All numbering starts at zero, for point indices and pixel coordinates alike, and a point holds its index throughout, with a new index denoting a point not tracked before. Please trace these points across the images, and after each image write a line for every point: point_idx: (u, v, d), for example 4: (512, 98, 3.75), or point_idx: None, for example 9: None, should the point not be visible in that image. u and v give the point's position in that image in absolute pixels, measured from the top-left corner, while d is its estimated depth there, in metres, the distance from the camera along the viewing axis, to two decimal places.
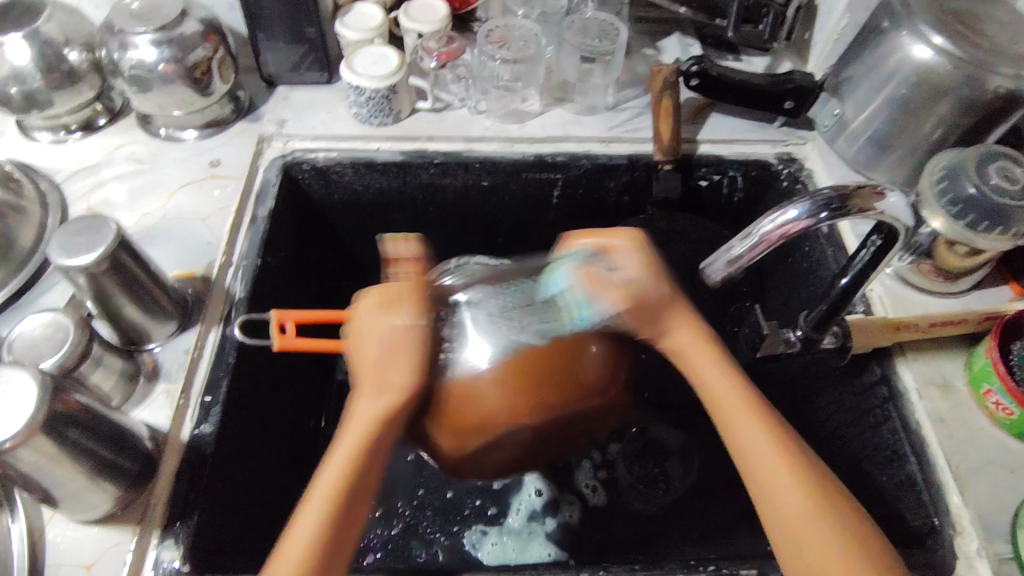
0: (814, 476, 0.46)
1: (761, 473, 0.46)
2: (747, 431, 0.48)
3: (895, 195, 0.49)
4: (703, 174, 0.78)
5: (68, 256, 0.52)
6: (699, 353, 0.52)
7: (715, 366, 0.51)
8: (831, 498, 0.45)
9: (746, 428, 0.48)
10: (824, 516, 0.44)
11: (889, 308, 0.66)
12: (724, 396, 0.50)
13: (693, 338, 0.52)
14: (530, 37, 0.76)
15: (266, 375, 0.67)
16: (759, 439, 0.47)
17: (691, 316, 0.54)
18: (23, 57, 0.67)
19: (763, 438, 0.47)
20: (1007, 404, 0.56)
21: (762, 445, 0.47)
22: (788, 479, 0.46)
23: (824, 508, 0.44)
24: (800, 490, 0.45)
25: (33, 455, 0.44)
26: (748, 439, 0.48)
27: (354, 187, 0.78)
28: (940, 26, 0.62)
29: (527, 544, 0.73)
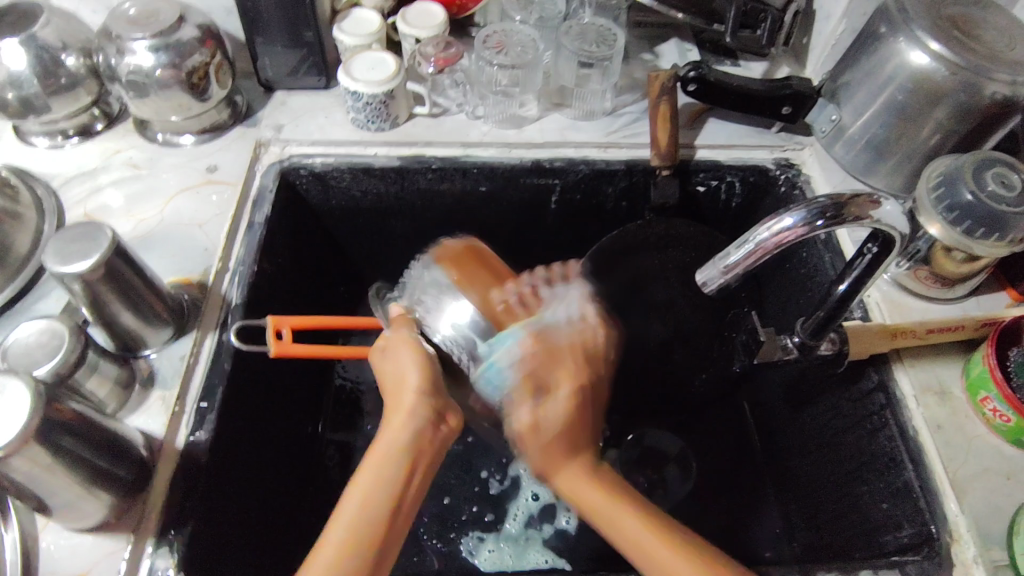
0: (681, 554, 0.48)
1: (635, 545, 0.48)
2: (595, 500, 0.50)
3: (891, 203, 0.49)
4: (701, 180, 0.78)
5: (64, 263, 0.52)
6: (555, 440, 0.51)
7: (582, 474, 0.51)
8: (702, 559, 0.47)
9: (615, 512, 0.50)
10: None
11: (886, 314, 0.65)
12: (585, 498, 0.51)
13: (534, 446, 0.51)
14: (529, 42, 0.76)
15: (262, 382, 0.67)
16: (642, 532, 0.48)
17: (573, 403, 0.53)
18: (20, 63, 0.67)
19: (635, 525, 0.49)
20: (1004, 412, 0.56)
21: (630, 527, 0.49)
22: (663, 547, 0.47)
23: (701, 570, 0.46)
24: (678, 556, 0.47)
25: (27, 464, 0.44)
26: (624, 527, 0.49)
27: (351, 192, 0.78)
28: (937, 32, 0.62)
29: (523, 551, 0.73)
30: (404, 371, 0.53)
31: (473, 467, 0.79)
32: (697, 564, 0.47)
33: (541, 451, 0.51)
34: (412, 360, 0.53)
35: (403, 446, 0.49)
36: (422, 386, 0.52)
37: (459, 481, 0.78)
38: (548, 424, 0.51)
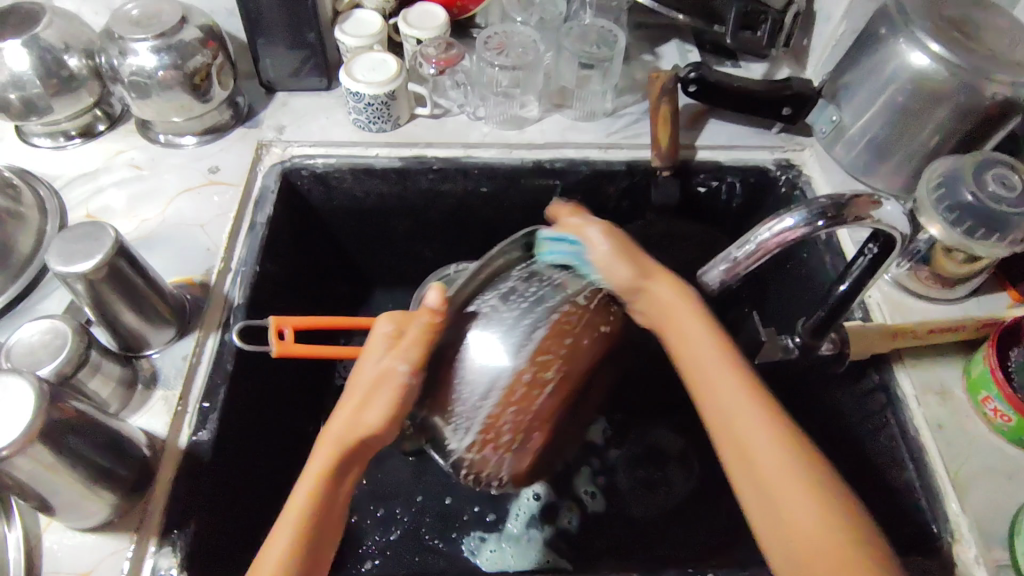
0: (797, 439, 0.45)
1: (739, 432, 0.45)
2: (723, 381, 0.48)
3: (891, 204, 0.49)
4: (702, 180, 0.78)
5: (66, 263, 0.52)
6: (681, 306, 0.52)
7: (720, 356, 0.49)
8: (812, 473, 0.43)
9: (724, 397, 0.47)
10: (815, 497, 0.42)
11: (887, 314, 0.66)
12: (704, 361, 0.49)
13: (687, 316, 0.51)
14: (530, 44, 0.76)
15: (264, 383, 0.67)
16: (759, 435, 0.45)
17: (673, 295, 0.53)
18: (22, 64, 0.67)
19: (762, 415, 0.46)
20: (1005, 411, 0.56)
21: (741, 407, 0.46)
22: (766, 441, 0.44)
23: (805, 478, 0.43)
24: (776, 445, 0.44)
25: (30, 463, 0.44)
26: (736, 406, 0.46)
27: (353, 193, 0.78)
28: (937, 33, 0.62)
29: (525, 552, 0.73)
30: (378, 390, 0.49)
31: None
32: (801, 466, 0.43)
33: (706, 339, 0.50)
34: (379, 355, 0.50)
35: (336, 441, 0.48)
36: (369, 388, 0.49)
37: (460, 481, 0.78)
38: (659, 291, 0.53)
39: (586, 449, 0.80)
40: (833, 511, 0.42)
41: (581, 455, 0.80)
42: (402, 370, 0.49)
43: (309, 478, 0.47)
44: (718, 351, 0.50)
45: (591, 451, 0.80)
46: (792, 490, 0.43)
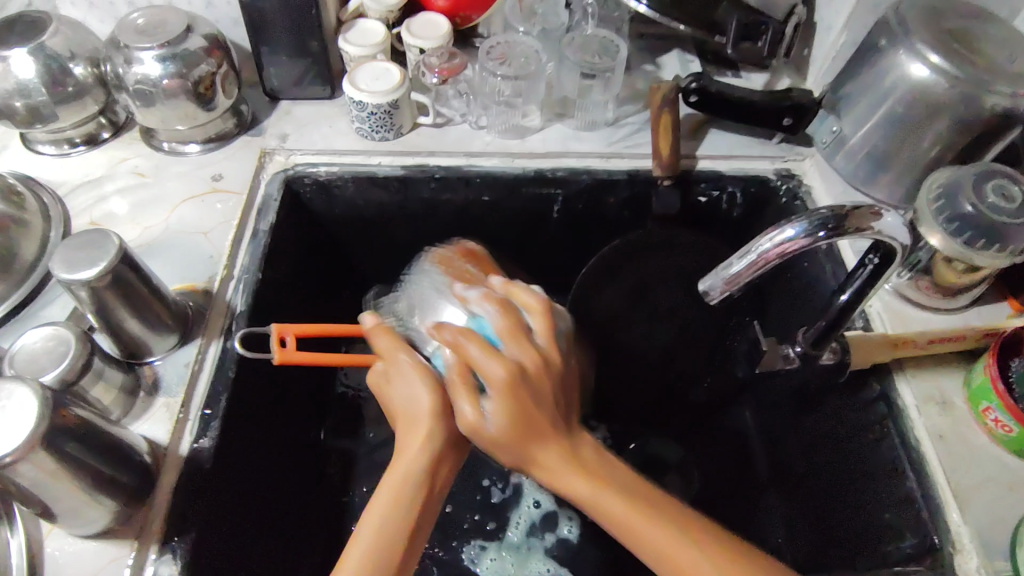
0: (723, 548, 0.46)
1: (638, 532, 0.47)
2: (613, 506, 0.48)
3: (891, 215, 0.49)
4: (703, 190, 0.78)
5: (71, 270, 0.52)
6: (563, 469, 0.50)
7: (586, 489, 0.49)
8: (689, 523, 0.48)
9: (609, 505, 0.48)
10: None
11: (887, 324, 0.66)
12: (568, 479, 0.50)
13: (547, 450, 0.50)
14: (532, 54, 0.77)
15: (265, 391, 0.67)
16: (650, 527, 0.47)
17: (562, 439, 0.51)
18: (28, 72, 0.67)
19: (656, 531, 0.47)
20: (1006, 422, 0.56)
21: (612, 506, 0.48)
22: (655, 528, 0.47)
23: (691, 544, 0.46)
24: (664, 528, 0.47)
25: (33, 469, 0.45)
26: (606, 506, 0.48)
27: (355, 201, 0.78)
28: (936, 45, 0.63)
29: (525, 561, 0.72)
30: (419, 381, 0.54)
31: (476, 475, 0.79)
32: (695, 539, 0.46)
33: (555, 460, 0.50)
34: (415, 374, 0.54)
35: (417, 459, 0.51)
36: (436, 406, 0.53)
37: (461, 489, 0.78)
38: (495, 429, 0.49)
39: None
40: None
41: None
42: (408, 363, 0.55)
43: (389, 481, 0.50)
44: (581, 476, 0.50)
45: None
46: (706, 574, 0.45)
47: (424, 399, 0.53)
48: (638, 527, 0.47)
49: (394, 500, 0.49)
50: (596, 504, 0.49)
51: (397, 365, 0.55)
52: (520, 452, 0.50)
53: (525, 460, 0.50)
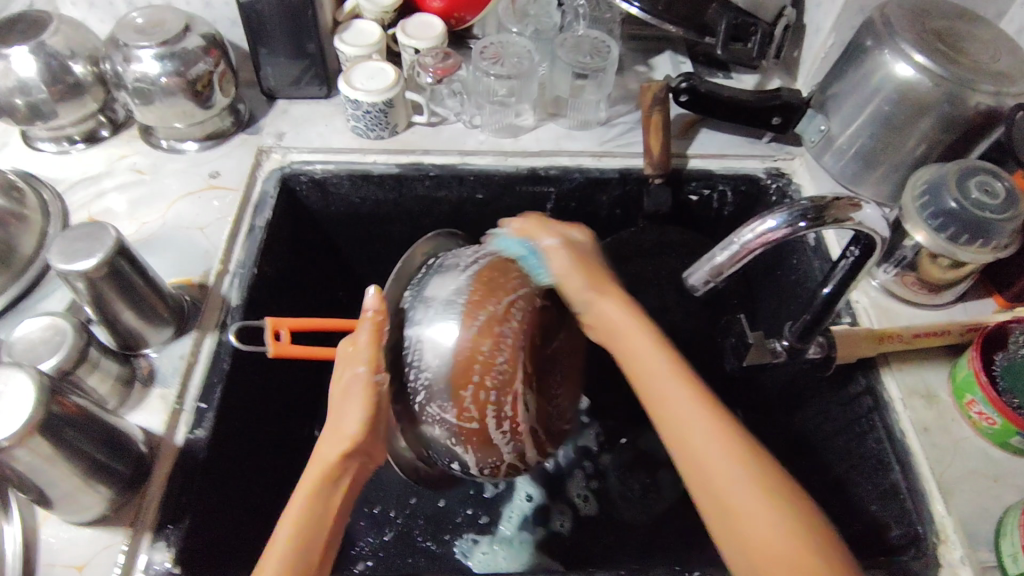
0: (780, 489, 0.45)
1: (698, 445, 0.47)
2: (682, 405, 0.49)
3: (872, 207, 0.50)
4: (693, 188, 0.80)
5: (68, 262, 0.53)
6: (630, 323, 0.55)
7: (668, 372, 0.51)
8: (752, 453, 0.46)
9: (697, 435, 0.47)
10: (795, 526, 0.43)
11: (874, 318, 0.67)
12: (661, 384, 0.51)
13: (660, 356, 0.53)
14: (525, 54, 0.78)
15: (260, 384, 0.68)
16: (711, 443, 0.47)
17: (624, 299, 0.57)
18: (29, 70, 0.68)
19: (707, 429, 0.47)
20: (989, 414, 0.57)
21: (683, 400, 0.49)
22: (710, 439, 0.47)
23: (757, 480, 0.45)
24: (738, 461, 0.45)
25: (29, 454, 0.45)
26: (686, 415, 0.49)
27: (350, 199, 0.79)
28: (920, 45, 0.64)
29: (517, 555, 0.73)
30: (355, 401, 0.52)
31: None
32: (755, 470, 0.45)
33: (670, 361, 0.52)
34: (360, 397, 0.52)
35: (329, 465, 0.51)
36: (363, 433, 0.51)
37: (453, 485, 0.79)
38: (605, 317, 0.56)
39: (578, 453, 0.81)
40: (785, 518, 0.43)
41: (573, 459, 0.80)
42: (362, 372, 0.52)
43: (300, 502, 0.50)
44: (683, 376, 0.51)
45: (583, 455, 0.81)
46: (753, 510, 0.44)
47: (352, 427, 0.51)
48: (697, 422, 0.48)
49: (303, 514, 0.49)
50: (655, 386, 0.51)
51: (347, 385, 0.52)
52: (585, 298, 0.57)
53: (636, 347, 0.54)
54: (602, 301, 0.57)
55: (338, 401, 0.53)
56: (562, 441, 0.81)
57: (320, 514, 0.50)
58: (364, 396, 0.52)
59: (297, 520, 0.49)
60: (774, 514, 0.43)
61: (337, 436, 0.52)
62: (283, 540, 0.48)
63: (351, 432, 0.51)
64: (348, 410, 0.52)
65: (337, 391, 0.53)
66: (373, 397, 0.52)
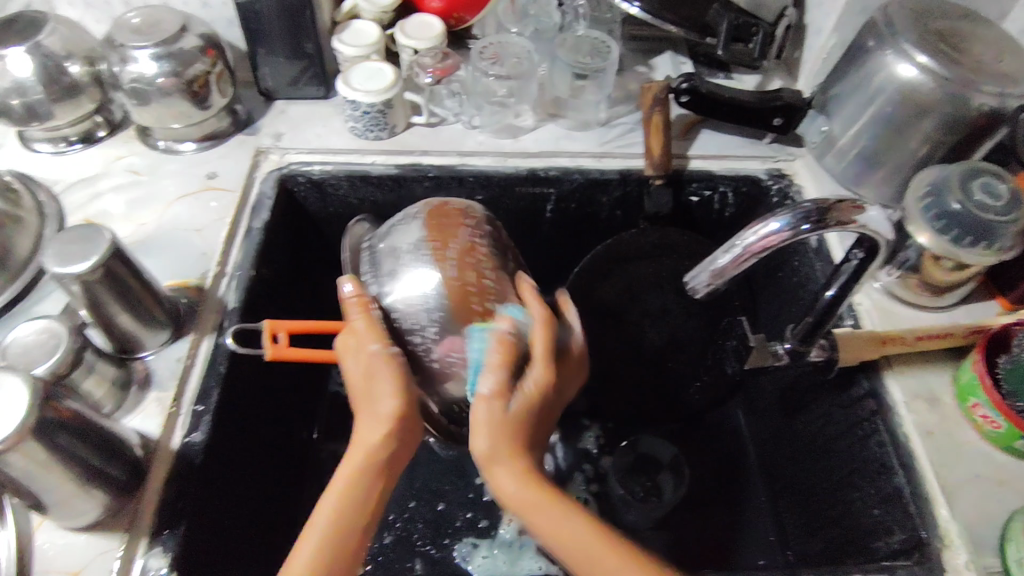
0: None
1: (581, 558, 0.47)
2: (554, 525, 0.48)
3: (876, 209, 0.49)
4: (695, 190, 0.79)
5: (63, 264, 0.53)
6: (529, 488, 0.49)
7: (572, 517, 0.48)
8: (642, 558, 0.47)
9: (575, 537, 0.48)
10: None
11: (876, 321, 0.66)
12: (530, 501, 0.49)
13: (509, 477, 0.50)
14: (525, 55, 0.78)
15: (258, 387, 0.67)
16: (606, 563, 0.47)
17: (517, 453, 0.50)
18: (25, 70, 0.68)
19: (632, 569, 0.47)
20: (994, 417, 0.56)
21: (573, 532, 0.48)
22: (606, 569, 0.47)
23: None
24: (623, 569, 0.47)
25: (22, 460, 0.45)
26: (561, 528, 0.48)
27: (349, 200, 0.79)
28: (923, 45, 0.63)
29: (517, 559, 0.73)
30: (385, 379, 0.52)
31: (468, 474, 0.79)
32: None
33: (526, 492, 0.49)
34: (385, 374, 0.52)
35: (370, 447, 0.51)
36: (396, 416, 0.51)
37: (453, 488, 0.78)
38: (502, 479, 0.50)
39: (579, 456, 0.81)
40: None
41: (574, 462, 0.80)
42: (378, 349, 0.53)
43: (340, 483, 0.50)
44: (539, 489, 0.49)
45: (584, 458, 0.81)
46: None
47: (386, 404, 0.51)
48: (614, 573, 0.47)
49: (340, 500, 0.49)
50: (548, 529, 0.48)
51: (373, 366, 0.53)
52: (492, 451, 0.50)
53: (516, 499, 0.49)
54: (498, 463, 0.50)
55: (366, 378, 0.53)
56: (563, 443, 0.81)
57: (364, 493, 0.50)
58: (392, 372, 0.52)
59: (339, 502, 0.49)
60: None
61: (371, 414, 0.52)
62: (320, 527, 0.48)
63: (383, 416, 0.51)
64: (378, 387, 0.52)
65: (365, 375, 0.53)
66: (400, 372, 0.52)
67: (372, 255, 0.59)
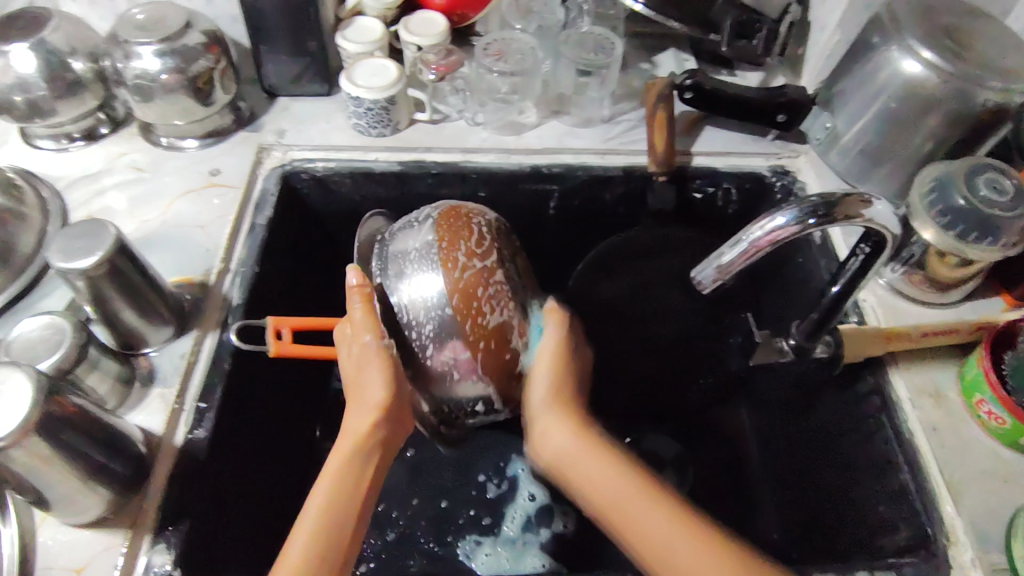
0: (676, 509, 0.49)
1: (637, 519, 0.49)
2: (635, 512, 0.49)
3: (882, 203, 0.49)
4: (698, 187, 0.79)
5: (67, 259, 0.53)
6: (566, 458, 0.54)
7: (566, 435, 0.55)
8: (717, 535, 0.47)
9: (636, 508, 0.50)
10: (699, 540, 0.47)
11: (881, 318, 0.66)
12: (578, 455, 0.54)
13: (563, 438, 0.55)
14: (529, 51, 0.78)
15: (261, 384, 0.67)
16: (653, 521, 0.49)
17: (571, 405, 0.57)
18: (28, 67, 0.68)
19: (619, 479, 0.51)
20: (999, 413, 0.56)
21: (621, 489, 0.51)
22: (659, 521, 0.48)
23: (692, 541, 0.47)
24: (677, 525, 0.48)
25: (26, 455, 0.45)
26: (606, 487, 0.51)
27: (352, 197, 0.79)
28: (928, 41, 0.63)
29: (521, 556, 0.72)
30: (371, 371, 0.55)
31: (472, 471, 0.79)
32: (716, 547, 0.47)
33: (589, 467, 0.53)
34: (376, 365, 0.55)
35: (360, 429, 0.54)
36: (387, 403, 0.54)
37: (457, 485, 0.78)
38: (553, 447, 0.55)
39: None
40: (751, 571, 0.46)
41: None
42: (371, 340, 0.55)
43: (332, 462, 0.53)
44: (593, 458, 0.53)
45: None
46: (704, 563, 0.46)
47: (374, 394, 0.54)
48: (598, 472, 0.52)
49: (340, 476, 0.52)
50: (575, 469, 0.54)
51: (359, 355, 0.56)
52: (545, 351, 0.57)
53: (563, 457, 0.55)
54: (549, 418, 0.56)
55: (355, 369, 0.56)
56: None
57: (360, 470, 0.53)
58: (382, 362, 0.55)
59: (331, 484, 0.51)
60: (682, 540, 0.47)
61: (360, 403, 0.55)
62: (320, 497, 0.51)
63: (372, 403, 0.54)
64: (368, 377, 0.55)
65: (353, 367, 0.56)
66: (390, 362, 0.55)
67: (383, 247, 0.59)
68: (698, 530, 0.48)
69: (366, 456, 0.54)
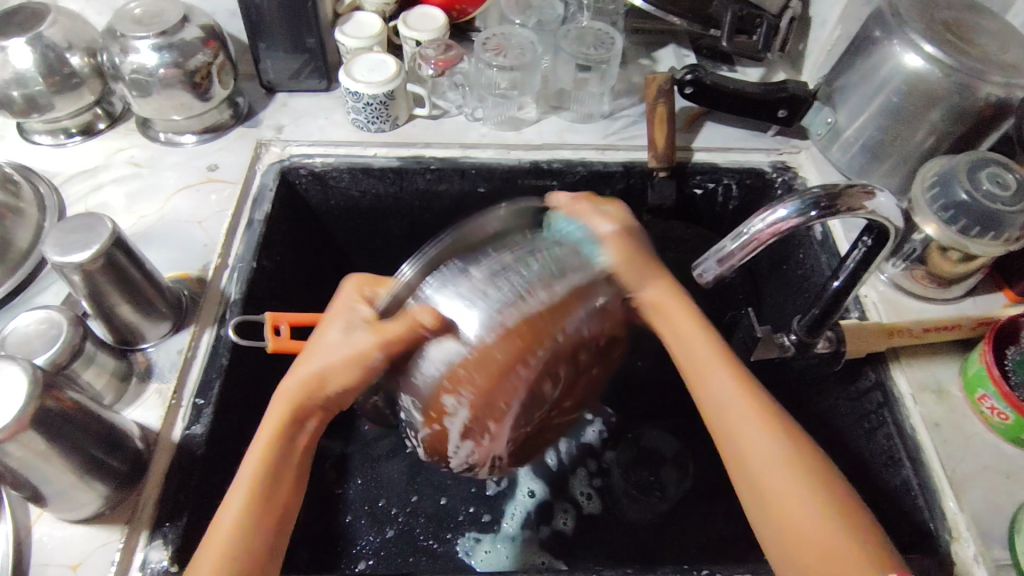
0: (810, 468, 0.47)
1: (764, 477, 0.47)
2: (760, 449, 0.48)
3: (885, 195, 0.49)
4: (699, 182, 0.78)
5: (63, 253, 0.52)
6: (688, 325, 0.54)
7: (728, 381, 0.51)
8: (844, 503, 0.46)
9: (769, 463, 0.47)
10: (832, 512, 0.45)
11: (882, 313, 0.66)
12: (714, 369, 0.52)
13: (758, 401, 0.50)
14: (528, 45, 0.77)
15: (259, 380, 0.67)
16: (801, 490, 0.46)
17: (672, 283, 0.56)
18: (25, 61, 0.67)
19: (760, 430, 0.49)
20: (1002, 409, 0.56)
21: (768, 450, 0.48)
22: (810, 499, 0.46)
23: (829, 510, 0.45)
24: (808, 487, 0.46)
25: (21, 450, 0.44)
26: (758, 440, 0.48)
27: (351, 193, 0.78)
28: (929, 35, 0.63)
29: (521, 553, 0.72)
30: (336, 331, 0.51)
31: None
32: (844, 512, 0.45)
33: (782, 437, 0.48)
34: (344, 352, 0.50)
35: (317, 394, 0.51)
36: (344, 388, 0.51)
37: (456, 482, 0.78)
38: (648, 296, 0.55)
39: (582, 451, 0.80)
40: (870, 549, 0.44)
41: (577, 457, 0.80)
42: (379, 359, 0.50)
43: (266, 436, 0.49)
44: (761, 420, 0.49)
45: (587, 453, 0.80)
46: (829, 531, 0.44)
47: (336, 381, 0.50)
48: (750, 424, 0.49)
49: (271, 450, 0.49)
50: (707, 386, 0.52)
51: (329, 322, 0.52)
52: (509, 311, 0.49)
53: (723, 403, 0.51)
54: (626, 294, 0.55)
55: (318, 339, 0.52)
56: (566, 437, 0.81)
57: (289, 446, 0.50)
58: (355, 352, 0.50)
59: (264, 464, 0.48)
60: (815, 505, 0.45)
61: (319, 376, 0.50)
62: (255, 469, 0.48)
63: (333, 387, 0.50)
64: (337, 367, 0.50)
65: (319, 336, 0.52)
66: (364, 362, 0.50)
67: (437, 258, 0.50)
68: (851, 517, 0.45)
69: (296, 434, 0.51)
